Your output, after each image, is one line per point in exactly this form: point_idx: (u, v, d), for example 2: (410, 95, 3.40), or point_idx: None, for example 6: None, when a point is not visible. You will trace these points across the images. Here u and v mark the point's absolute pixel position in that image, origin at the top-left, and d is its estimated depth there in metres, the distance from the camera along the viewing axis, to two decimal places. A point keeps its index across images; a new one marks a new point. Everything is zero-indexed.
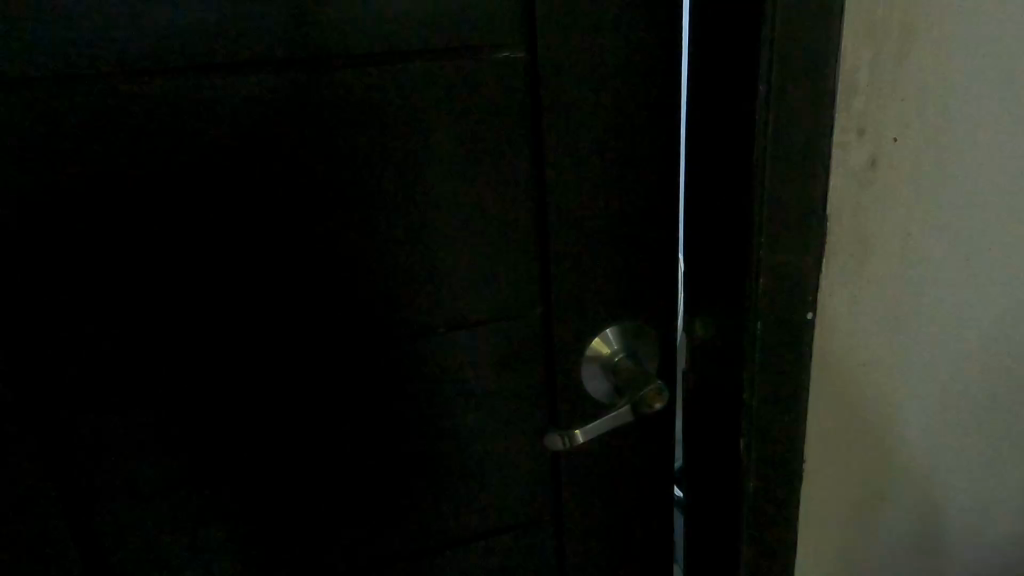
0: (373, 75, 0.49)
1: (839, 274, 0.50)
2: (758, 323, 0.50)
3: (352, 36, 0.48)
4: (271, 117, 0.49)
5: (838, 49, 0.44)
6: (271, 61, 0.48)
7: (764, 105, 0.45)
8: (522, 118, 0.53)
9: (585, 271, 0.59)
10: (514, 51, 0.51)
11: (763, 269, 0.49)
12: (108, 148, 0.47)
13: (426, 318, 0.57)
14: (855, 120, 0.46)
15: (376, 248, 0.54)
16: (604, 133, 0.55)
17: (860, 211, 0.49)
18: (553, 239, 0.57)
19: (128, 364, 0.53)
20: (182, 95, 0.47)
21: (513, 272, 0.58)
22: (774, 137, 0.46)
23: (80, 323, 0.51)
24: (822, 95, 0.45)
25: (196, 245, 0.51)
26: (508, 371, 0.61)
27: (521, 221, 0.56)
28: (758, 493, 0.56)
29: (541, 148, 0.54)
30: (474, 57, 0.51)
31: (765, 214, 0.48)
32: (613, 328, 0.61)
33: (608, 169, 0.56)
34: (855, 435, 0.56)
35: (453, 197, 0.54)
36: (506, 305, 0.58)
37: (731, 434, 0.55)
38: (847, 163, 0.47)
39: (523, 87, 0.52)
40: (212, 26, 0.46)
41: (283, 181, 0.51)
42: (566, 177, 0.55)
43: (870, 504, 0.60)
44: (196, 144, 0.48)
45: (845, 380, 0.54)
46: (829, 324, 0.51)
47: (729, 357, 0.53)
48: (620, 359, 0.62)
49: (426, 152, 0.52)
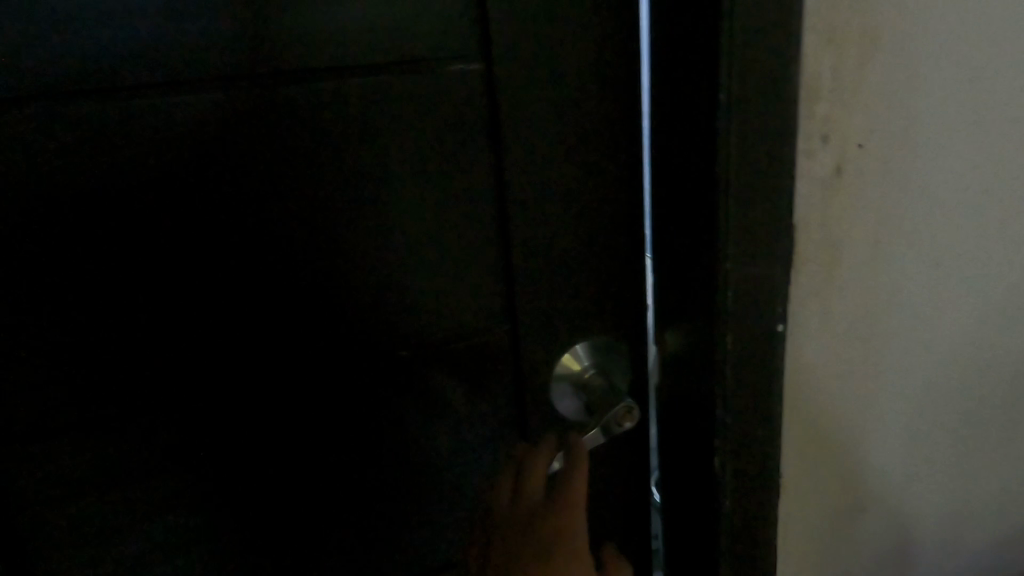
0: (322, 89, 0.47)
1: (808, 285, 0.49)
2: (728, 337, 0.49)
3: (295, 50, 0.46)
4: (216, 134, 0.47)
5: (800, 54, 0.43)
6: (210, 80, 0.45)
7: (726, 115, 0.44)
8: (481, 133, 0.51)
9: (553, 287, 0.57)
10: (470, 62, 0.49)
11: (731, 282, 0.47)
12: (37, 171, 0.44)
13: (390, 340, 0.55)
14: (819, 128, 0.45)
15: (334, 269, 0.52)
16: (565, 146, 0.53)
17: (826, 218, 0.48)
18: (517, 256, 0.55)
19: (72, 396, 0.50)
20: (117, 117, 0.44)
21: (478, 291, 0.56)
22: (739, 146, 0.44)
23: (18, 356, 0.48)
24: (786, 102, 0.44)
25: (142, 271, 0.48)
26: (476, 392, 0.59)
27: (487, 238, 0.54)
28: (735, 511, 0.54)
29: (501, 162, 0.52)
30: (429, 70, 0.49)
31: (731, 225, 0.46)
32: (583, 343, 0.59)
33: (570, 181, 0.54)
34: (832, 447, 0.55)
35: (412, 217, 0.52)
36: (472, 324, 0.57)
37: (706, 451, 0.54)
38: (813, 170, 0.46)
39: (481, 99, 0.50)
40: (144, 43, 0.43)
41: (230, 203, 0.48)
42: (529, 193, 0.53)
43: (850, 515, 0.59)
44: (135, 168, 0.46)
45: (820, 389, 0.52)
46: (800, 334, 0.50)
47: (701, 373, 0.52)
48: (590, 376, 0.60)
49: (381, 169, 0.50)
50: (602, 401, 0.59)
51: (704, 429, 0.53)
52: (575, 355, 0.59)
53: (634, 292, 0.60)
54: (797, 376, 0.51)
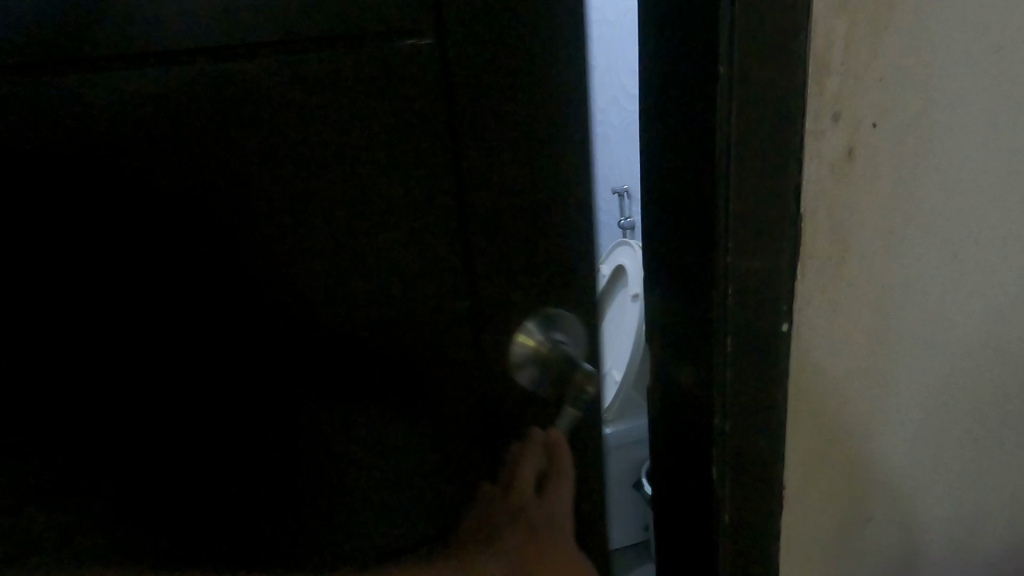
0: (300, 53, 0.56)
1: (816, 280, 0.44)
2: (728, 337, 0.44)
3: (276, 30, 0.55)
4: (217, 94, 0.56)
5: (810, 20, 0.38)
6: (204, 46, 0.55)
7: (726, 90, 0.39)
8: (437, 99, 0.59)
9: (507, 241, 0.63)
10: (424, 37, 0.57)
11: (731, 278, 0.43)
12: (78, 121, 0.56)
13: (364, 282, 0.64)
14: (830, 105, 0.40)
15: (315, 218, 0.61)
16: (518, 109, 0.59)
17: (836, 206, 0.43)
18: (473, 210, 0.62)
19: (97, 307, 0.62)
20: (135, 79, 0.55)
21: (439, 251, 0.64)
22: (740, 125, 0.39)
23: (52, 255, 0.60)
24: (794, 77, 0.39)
25: (153, 204, 0.59)
26: (447, 333, 0.67)
27: (444, 197, 0.62)
28: (734, 526, 0.49)
29: (455, 127, 0.59)
30: (396, 40, 0.57)
31: (732, 213, 0.41)
32: (535, 318, 0.66)
33: (532, 143, 0.60)
34: (839, 453, 0.51)
35: (382, 171, 0.60)
36: (437, 273, 0.65)
37: (702, 461, 0.49)
38: (823, 152, 0.41)
39: (436, 68, 0.58)
40: (164, 21, 0.54)
41: (226, 154, 0.58)
42: (481, 154, 0.60)
43: (858, 525, 0.54)
44: (152, 141, 0.57)
45: (826, 391, 0.48)
46: (807, 335, 0.46)
47: (696, 376, 0.47)
48: (545, 349, 0.67)
49: (350, 127, 0.58)
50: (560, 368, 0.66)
51: (700, 438, 0.49)
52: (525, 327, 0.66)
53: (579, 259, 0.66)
54: (803, 378, 0.47)
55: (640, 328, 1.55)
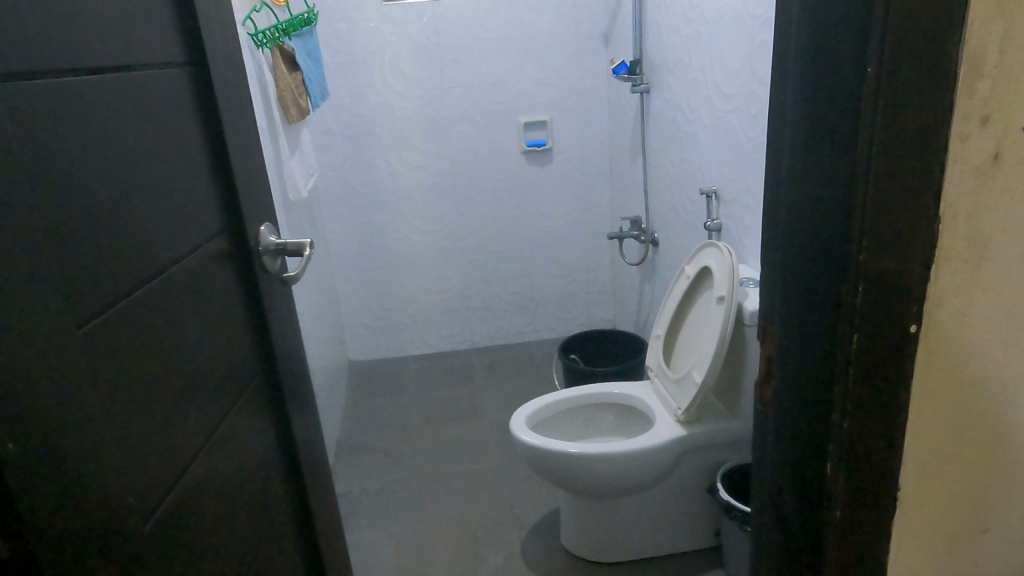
0: (153, 70, 0.77)
1: (951, 282, 0.45)
2: (855, 336, 0.45)
3: (151, 46, 0.76)
4: (119, 74, 0.70)
5: (966, 23, 0.39)
6: (125, 40, 0.71)
7: (874, 95, 0.40)
8: (208, 111, 0.88)
9: (219, 226, 0.91)
10: (200, 69, 0.87)
11: (862, 277, 0.44)
12: (74, 87, 0.63)
13: (177, 251, 0.80)
14: (978, 109, 0.41)
15: (161, 201, 0.77)
16: (233, 135, 0.93)
17: (978, 208, 0.44)
18: (210, 198, 0.88)
19: (68, 231, 0.61)
20: (92, 55, 0.66)
21: (199, 238, 0.85)
22: (887, 127, 0.40)
23: (54, 173, 0.59)
24: (946, 77, 0.40)
25: (97, 143, 0.66)
26: (209, 303, 0.87)
27: (203, 187, 0.87)
28: (846, 523, 0.50)
29: (210, 140, 0.89)
30: (192, 75, 0.85)
31: (869, 214, 0.42)
32: (264, 226, 1.01)
33: (212, 157, 0.89)
34: (958, 458, 0.50)
35: (182, 172, 0.82)
36: (196, 244, 0.84)
37: (815, 457, 0.50)
38: (969, 155, 0.42)
39: (208, 98, 0.88)
40: (114, 24, 0.70)
41: (122, 124, 0.70)
42: (219, 154, 0.91)
43: (972, 535, 0.53)
44: (93, 94, 0.66)
45: (951, 393, 0.48)
46: (939, 336, 0.46)
47: (810, 374, 0.48)
48: (274, 243, 1.03)
49: (176, 128, 0.81)
50: (288, 246, 1.04)
51: (815, 434, 0.49)
52: (258, 238, 1.00)
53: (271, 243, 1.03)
54: (932, 377, 0.47)
55: (723, 330, 1.52)
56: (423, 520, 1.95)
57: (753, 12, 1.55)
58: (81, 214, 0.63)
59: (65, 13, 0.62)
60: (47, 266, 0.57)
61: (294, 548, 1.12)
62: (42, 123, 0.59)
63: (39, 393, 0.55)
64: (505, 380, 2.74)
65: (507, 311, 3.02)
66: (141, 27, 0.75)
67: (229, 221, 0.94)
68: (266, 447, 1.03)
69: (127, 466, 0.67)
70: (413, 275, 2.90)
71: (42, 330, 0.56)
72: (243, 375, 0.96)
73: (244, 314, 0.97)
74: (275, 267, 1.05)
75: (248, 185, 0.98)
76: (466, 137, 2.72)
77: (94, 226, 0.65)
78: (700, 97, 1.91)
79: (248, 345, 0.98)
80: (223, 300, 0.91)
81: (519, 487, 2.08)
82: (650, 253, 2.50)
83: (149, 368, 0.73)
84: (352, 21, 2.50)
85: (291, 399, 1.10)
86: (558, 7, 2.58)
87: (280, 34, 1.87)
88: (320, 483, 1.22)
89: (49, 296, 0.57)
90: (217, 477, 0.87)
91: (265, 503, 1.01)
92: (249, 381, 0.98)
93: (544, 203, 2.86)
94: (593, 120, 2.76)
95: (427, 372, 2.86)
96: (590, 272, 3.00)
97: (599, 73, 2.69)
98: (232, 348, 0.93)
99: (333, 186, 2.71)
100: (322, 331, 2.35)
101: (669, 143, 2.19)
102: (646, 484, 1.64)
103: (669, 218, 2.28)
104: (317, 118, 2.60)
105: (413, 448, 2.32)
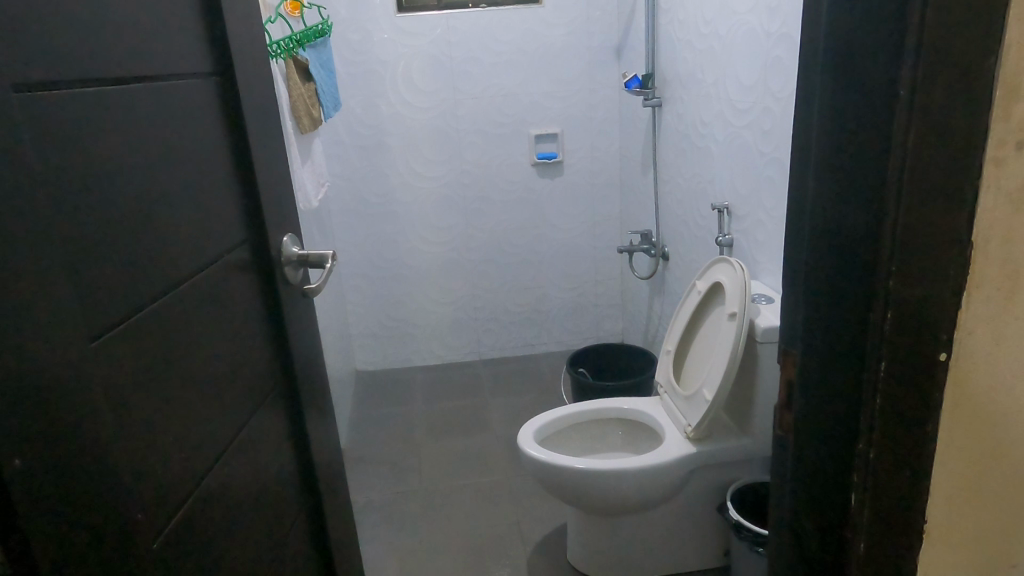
0: (181, 82, 0.77)
1: (982, 310, 0.44)
2: (883, 364, 0.44)
3: (179, 60, 0.77)
4: (143, 83, 0.70)
5: (1001, 44, 0.38)
6: (150, 52, 0.71)
7: (907, 119, 0.39)
8: (235, 123, 0.89)
9: (240, 237, 0.90)
10: (226, 81, 0.87)
11: (891, 305, 0.42)
12: (95, 96, 0.63)
13: (197, 259, 0.79)
14: (1014, 133, 0.40)
15: (182, 211, 0.76)
16: (257, 147, 0.93)
17: (1010, 234, 0.42)
18: (232, 207, 0.88)
19: (85, 237, 0.60)
20: (115, 65, 0.66)
21: (220, 248, 0.85)
22: (917, 151, 0.39)
23: (71, 178, 0.59)
24: (980, 101, 0.39)
25: (117, 150, 0.66)
26: (227, 314, 0.86)
27: (226, 198, 0.87)
28: (869, 555, 0.48)
29: (235, 154, 0.89)
30: (218, 87, 0.85)
31: (900, 241, 0.41)
32: (287, 237, 1.01)
33: (237, 169, 0.89)
34: (985, 489, 0.49)
35: (205, 183, 0.81)
36: (216, 257, 0.84)
37: (839, 488, 0.48)
38: (1003, 182, 0.41)
39: (234, 110, 0.88)
40: (139, 38, 0.70)
41: (144, 133, 0.70)
42: (243, 166, 0.90)
43: (997, 568, 0.51)
44: (114, 102, 0.66)
45: (979, 421, 0.47)
46: (968, 363, 0.45)
47: (835, 400, 0.47)
48: (300, 252, 1.04)
49: (200, 140, 0.81)
50: (314, 258, 1.05)
51: (840, 463, 0.47)
52: (281, 249, 1.00)
53: (292, 254, 1.02)
54: (961, 405, 0.46)
55: (735, 346, 1.50)
56: (431, 535, 1.93)
57: (768, 26, 1.54)
58: (98, 219, 0.62)
59: (88, 25, 0.62)
60: (64, 271, 0.57)
61: (307, 562, 1.10)
62: (62, 126, 0.58)
63: (47, 404, 0.53)
64: (514, 393, 2.72)
65: (516, 324, 3.01)
66: (167, 37, 0.75)
67: (252, 231, 0.94)
68: (281, 459, 1.02)
69: (136, 479, 0.65)
70: (424, 286, 2.90)
71: (54, 339, 0.55)
72: (261, 388, 0.95)
73: (264, 324, 0.97)
74: (295, 279, 1.04)
75: (271, 197, 0.97)
76: (476, 149, 2.72)
77: (112, 238, 0.64)
78: (713, 112, 1.89)
79: (267, 355, 0.97)
80: (242, 311, 0.90)
81: (529, 501, 2.05)
82: (659, 267, 2.48)
83: (162, 379, 0.72)
84: (366, 32, 2.51)
85: (308, 412, 1.08)
86: (570, 20, 2.59)
87: (292, 45, 1.89)
88: (335, 497, 1.20)
89: (66, 303, 0.56)
90: (232, 489, 0.86)
91: (277, 514, 0.99)
92: (267, 394, 0.97)
93: (555, 215, 2.85)
94: (604, 133, 2.76)
95: (437, 383, 2.85)
96: (599, 285, 2.99)
97: (611, 86, 2.69)
98: (250, 358, 0.92)
99: (345, 196, 2.72)
100: (331, 340, 2.35)
101: (680, 157, 2.18)
102: (657, 500, 1.62)
103: (680, 232, 2.26)
104: (328, 128, 2.61)
105: (419, 459, 2.31)
